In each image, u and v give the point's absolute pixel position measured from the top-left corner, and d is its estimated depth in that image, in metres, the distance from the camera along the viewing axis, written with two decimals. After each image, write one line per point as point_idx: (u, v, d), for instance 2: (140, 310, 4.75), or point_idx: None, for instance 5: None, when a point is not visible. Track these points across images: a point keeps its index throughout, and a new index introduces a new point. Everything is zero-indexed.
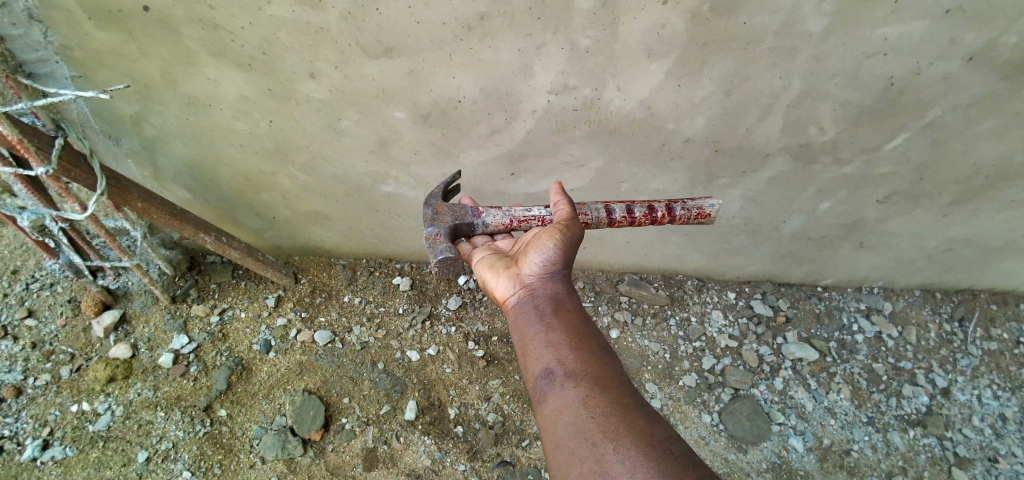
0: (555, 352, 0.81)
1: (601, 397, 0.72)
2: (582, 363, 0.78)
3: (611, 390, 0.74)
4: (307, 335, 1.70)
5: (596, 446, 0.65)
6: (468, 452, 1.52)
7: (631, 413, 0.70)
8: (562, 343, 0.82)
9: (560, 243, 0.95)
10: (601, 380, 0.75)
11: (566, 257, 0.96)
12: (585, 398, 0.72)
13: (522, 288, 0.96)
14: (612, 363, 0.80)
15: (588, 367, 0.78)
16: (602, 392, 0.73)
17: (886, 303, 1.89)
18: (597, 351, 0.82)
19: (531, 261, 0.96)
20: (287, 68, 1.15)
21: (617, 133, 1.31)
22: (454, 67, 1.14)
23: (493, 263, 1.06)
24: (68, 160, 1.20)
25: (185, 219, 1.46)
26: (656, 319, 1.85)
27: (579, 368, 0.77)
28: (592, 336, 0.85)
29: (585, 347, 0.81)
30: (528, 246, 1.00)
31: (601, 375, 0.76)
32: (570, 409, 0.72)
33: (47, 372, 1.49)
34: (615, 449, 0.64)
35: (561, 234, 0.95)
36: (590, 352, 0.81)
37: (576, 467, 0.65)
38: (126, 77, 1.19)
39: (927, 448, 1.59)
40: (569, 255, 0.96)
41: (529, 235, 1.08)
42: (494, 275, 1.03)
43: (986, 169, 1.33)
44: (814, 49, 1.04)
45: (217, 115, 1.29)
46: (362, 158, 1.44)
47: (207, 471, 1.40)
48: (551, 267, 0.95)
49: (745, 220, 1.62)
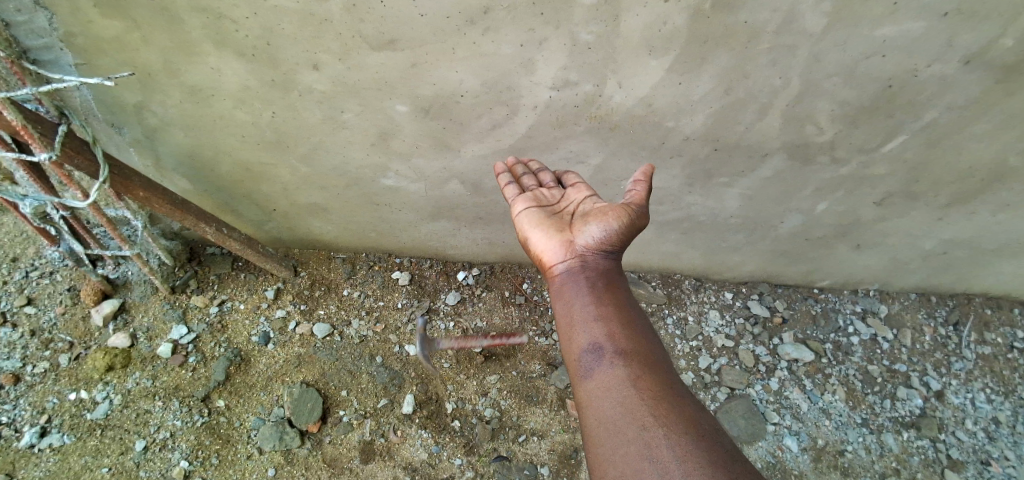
0: (605, 327, 0.83)
1: (650, 380, 0.75)
2: (631, 344, 0.81)
3: (660, 375, 0.77)
4: (306, 327, 1.71)
5: (645, 429, 0.67)
6: (465, 446, 1.52)
7: (680, 400, 0.73)
8: (614, 321, 0.84)
9: (622, 226, 0.96)
10: (650, 364, 0.78)
11: (626, 237, 0.98)
12: (635, 378, 0.75)
13: (572, 258, 0.97)
14: (658, 349, 0.84)
15: (637, 349, 0.80)
16: (650, 376, 0.76)
17: (881, 305, 1.90)
18: (645, 336, 0.85)
19: (587, 234, 0.97)
20: (291, 58, 1.15)
21: (616, 129, 1.31)
22: (456, 61, 1.14)
23: (541, 221, 1.03)
24: (71, 147, 1.22)
25: (186, 209, 1.47)
26: (653, 318, 1.86)
27: (628, 347, 0.80)
28: (641, 319, 0.88)
29: (636, 330, 0.84)
30: (585, 218, 1.01)
31: (649, 359, 0.79)
32: (622, 386, 0.74)
33: (46, 360, 1.49)
34: (666, 434, 0.66)
35: (630, 216, 0.96)
36: (639, 335, 0.84)
37: (621, 445, 0.68)
38: (128, 64, 1.20)
39: (921, 450, 1.60)
40: (629, 237, 0.98)
41: (580, 203, 1.07)
42: (542, 235, 1.02)
43: (979, 172, 1.34)
44: (812, 48, 1.05)
45: (218, 105, 1.29)
46: (363, 151, 1.44)
47: (204, 461, 1.40)
48: (608, 245, 0.97)
49: (742, 219, 1.63)
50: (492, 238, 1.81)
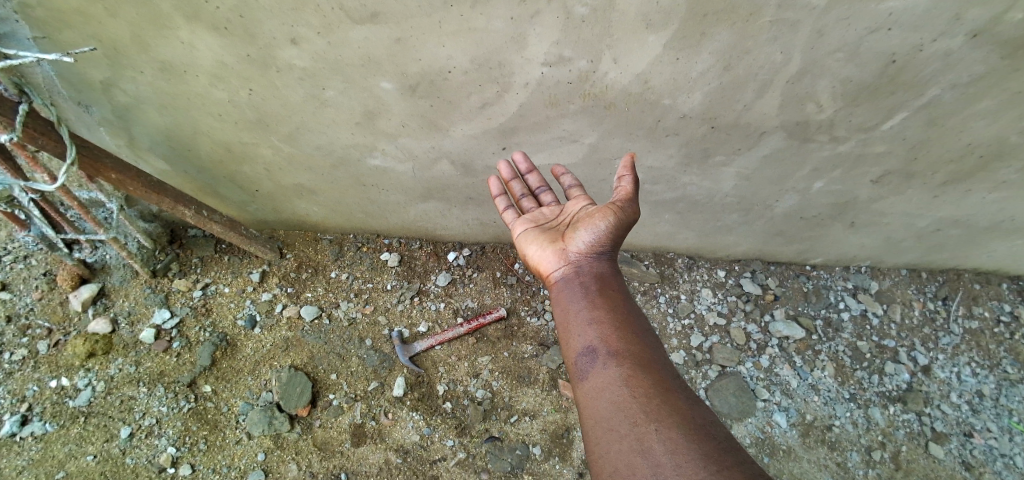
0: (598, 330, 0.84)
1: (643, 378, 0.76)
2: (625, 343, 0.82)
3: (654, 371, 0.78)
4: (294, 310, 1.67)
5: (636, 426, 0.70)
6: (456, 427, 1.51)
7: (673, 395, 0.74)
8: (607, 323, 0.86)
9: (611, 225, 0.96)
10: (643, 361, 0.79)
11: (617, 235, 0.97)
12: (628, 377, 0.77)
13: (567, 265, 0.98)
14: (654, 344, 0.85)
15: (631, 348, 0.81)
16: (644, 373, 0.77)
17: (872, 282, 1.90)
18: (640, 334, 0.85)
19: (579, 238, 0.98)
20: (267, 32, 1.07)
21: (611, 109, 1.26)
22: (443, 36, 1.08)
23: (534, 233, 1.05)
24: (34, 127, 1.15)
25: (162, 191, 1.41)
26: (646, 297, 1.85)
27: (621, 347, 0.81)
28: (636, 316, 0.89)
29: (630, 328, 0.85)
30: (576, 221, 1.01)
31: (644, 356, 0.81)
32: (616, 386, 0.76)
33: (23, 347, 1.46)
34: (658, 430, 0.68)
35: (617, 214, 0.95)
36: (633, 333, 0.84)
37: (616, 444, 0.70)
38: (92, 38, 1.12)
39: (906, 423, 1.63)
40: (620, 234, 0.98)
41: (573, 205, 1.07)
42: (537, 245, 1.03)
43: (980, 150, 1.31)
44: (816, 23, 0.99)
45: (192, 82, 1.22)
46: (348, 130, 1.37)
47: (192, 447, 1.39)
48: (600, 247, 0.97)
49: (738, 199, 1.60)
50: (483, 218, 1.77)
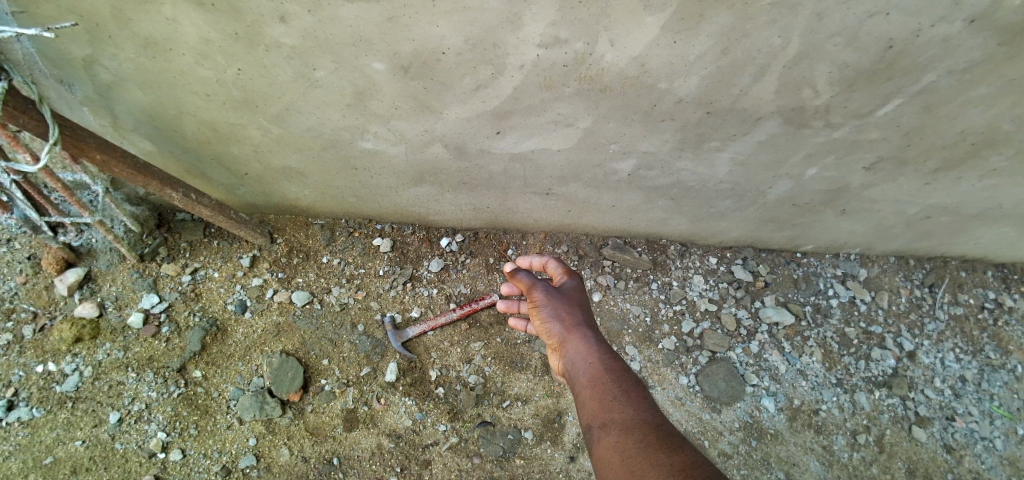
0: (588, 406, 0.89)
1: (630, 439, 0.78)
2: (610, 408, 0.85)
3: (640, 428, 0.79)
4: (284, 295, 1.66)
5: None
6: (449, 412, 1.52)
7: (657, 446, 0.75)
8: (593, 396, 0.89)
9: (551, 317, 1.05)
10: (630, 421, 0.81)
11: (556, 312, 1.05)
12: (618, 442, 0.78)
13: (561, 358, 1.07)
14: (640, 399, 0.85)
15: (616, 410, 0.84)
16: (631, 433, 0.78)
17: (861, 269, 1.91)
18: (626, 394, 0.87)
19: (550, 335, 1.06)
20: (253, 9, 1.04)
21: (608, 91, 1.24)
22: (437, 15, 1.05)
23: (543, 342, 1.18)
24: (14, 105, 1.11)
25: (149, 174, 1.37)
26: (638, 283, 1.86)
27: (608, 414, 0.84)
28: (620, 377, 0.90)
29: (612, 391, 0.87)
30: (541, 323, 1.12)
31: (629, 415, 0.82)
32: (608, 456, 0.78)
33: (8, 332, 1.43)
34: None
35: (538, 306, 1.07)
36: (617, 396, 0.86)
37: None
38: (72, 13, 1.08)
39: (890, 408, 1.66)
40: (556, 311, 1.05)
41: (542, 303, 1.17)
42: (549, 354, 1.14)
43: (972, 137, 1.31)
44: (816, 6, 0.98)
45: (177, 59, 1.18)
46: (339, 111, 1.34)
47: (182, 432, 1.39)
48: (558, 329, 1.04)
49: (731, 185, 1.59)
50: (476, 203, 1.75)
